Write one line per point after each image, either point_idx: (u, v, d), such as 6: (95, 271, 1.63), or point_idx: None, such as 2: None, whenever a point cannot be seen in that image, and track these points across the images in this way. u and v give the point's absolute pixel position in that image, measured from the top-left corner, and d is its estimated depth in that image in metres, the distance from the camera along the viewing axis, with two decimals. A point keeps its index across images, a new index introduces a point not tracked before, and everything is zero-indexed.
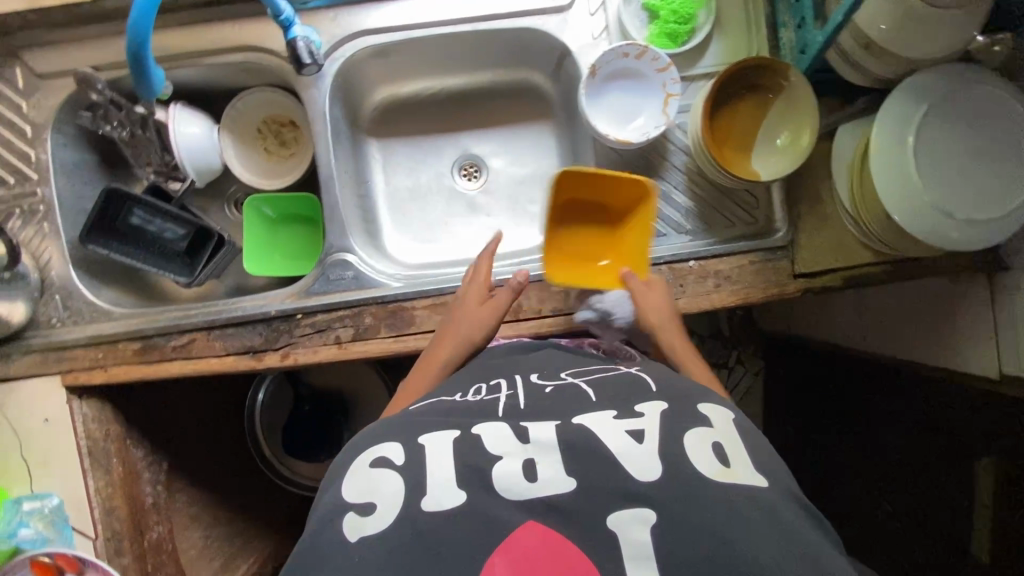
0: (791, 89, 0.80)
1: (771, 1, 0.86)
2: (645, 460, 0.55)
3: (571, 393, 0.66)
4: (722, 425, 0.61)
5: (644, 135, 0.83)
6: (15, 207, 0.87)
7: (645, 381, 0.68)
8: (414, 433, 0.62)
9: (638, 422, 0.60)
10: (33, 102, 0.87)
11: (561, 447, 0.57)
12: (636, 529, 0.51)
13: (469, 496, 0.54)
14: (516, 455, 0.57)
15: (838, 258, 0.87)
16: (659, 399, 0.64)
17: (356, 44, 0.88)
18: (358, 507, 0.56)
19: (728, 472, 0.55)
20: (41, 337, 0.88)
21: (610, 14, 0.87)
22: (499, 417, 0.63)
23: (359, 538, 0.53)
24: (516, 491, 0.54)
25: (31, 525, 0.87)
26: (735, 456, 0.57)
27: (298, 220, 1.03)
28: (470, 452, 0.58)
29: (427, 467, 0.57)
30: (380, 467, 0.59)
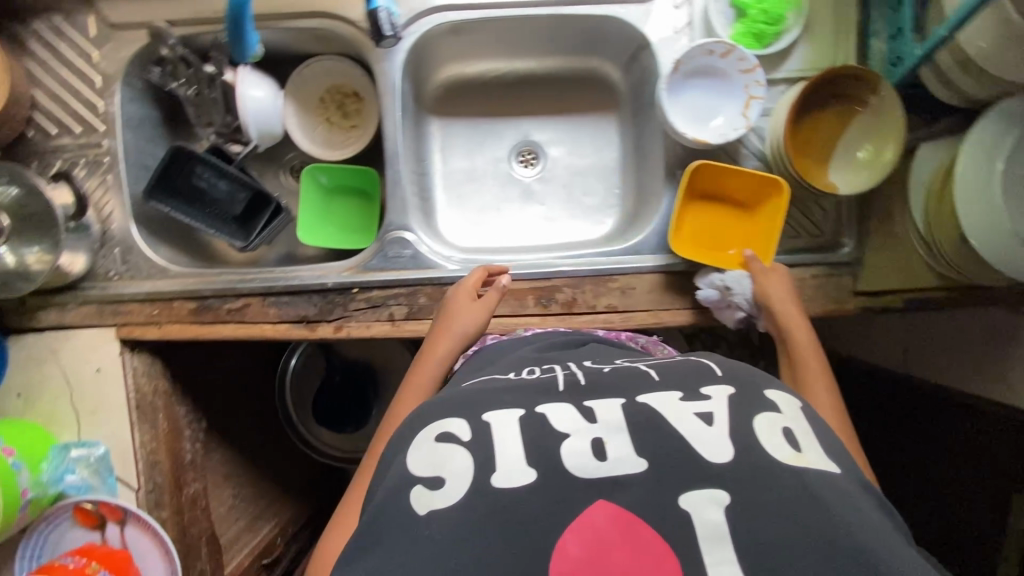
0: (880, 101, 0.78)
1: (863, 9, 0.83)
2: (714, 441, 0.53)
3: (630, 374, 0.63)
4: (793, 411, 0.58)
5: (722, 135, 0.80)
6: (81, 157, 0.87)
7: (707, 367, 0.63)
8: (478, 407, 0.58)
9: (707, 404, 0.57)
10: (104, 53, 0.86)
11: (629, 428, 0.55)
12: (712, 510, 0.49)
13: (541, 474, 0.52)
14: (582, 434, 0.55)
15: (902, 278, 0.86)
16: (727, 383, 0.60)
17: (434, 20, 0.86)
18: (426, 481, 0.54)
19: (800, 458, 0.53)
20: (98, 289, 0.88)
21: (695, 9, 0.85)
22: (560, 395, 0.60)
23: (429, 512, 0.51)
24: (587, 470, 0.52)
25: (77, 472, 0.88)
26: (806, 441, 0.55)
27: (355, 192, 1.01)
28: (540, 435, 0.55)
29: (497, 446, 0.54)
30: (447, 442, 0.56)
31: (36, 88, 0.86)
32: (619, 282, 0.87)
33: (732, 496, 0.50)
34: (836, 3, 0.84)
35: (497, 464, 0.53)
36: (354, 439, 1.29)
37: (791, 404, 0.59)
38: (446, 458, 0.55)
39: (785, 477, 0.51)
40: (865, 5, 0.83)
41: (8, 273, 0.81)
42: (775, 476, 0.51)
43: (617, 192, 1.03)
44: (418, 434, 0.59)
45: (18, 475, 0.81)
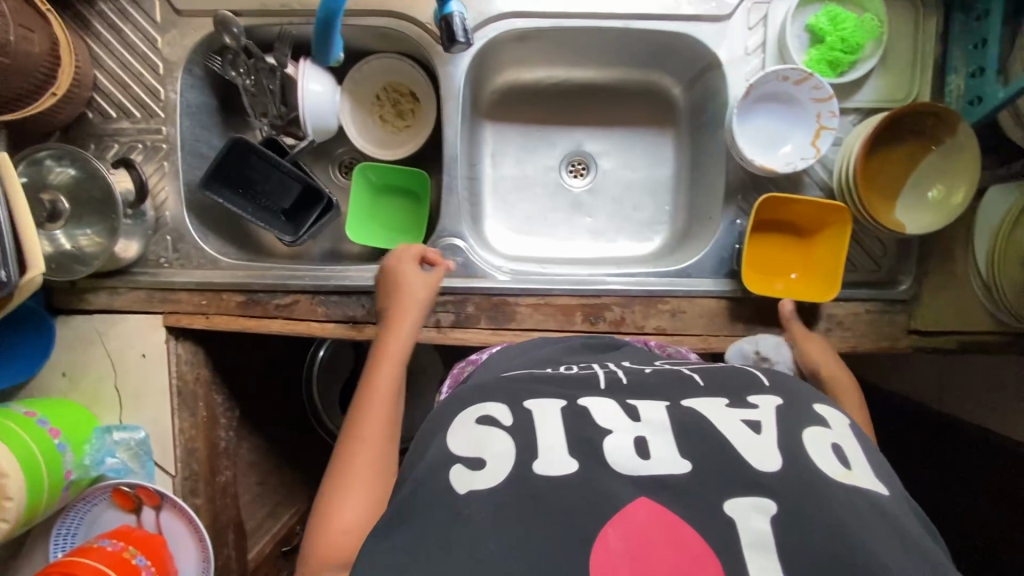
0: (956, 143, 0.76)
1: (944, 44, 0.81)
2: (763, 449, 0.52)
3: (674, 377, 0.62)
4: (844, 428, 0.56)
5: (790, 165, 0.79)
6: (139, 142, 0.86)
7: (756, 376, 0.62)
8: (518, 395, 0.59)
9: (755, 411, 0.56)
10: (169, 38, 0.86)
11: (675, 429, 0.54)
12: (758, 518, 0.48)
13: (583, 467, 0.52)
14: (626, 431, 0.55)
15: (958, 320, 0.85)
16: (776, 394, 0.59)
17: (503, 26, 0.85)
18: (467, 460, 0.54)
19: (850, 475, 0.51)
20: (148, 275, 0.88)
21: (770, 32, 0.83)
22: (601, 391, 0.60)
23: (469, 492, 0.51)
24: (630, 467, 0.52)
25: (117, 455, 0.88)
26: (855, 457, 0.53)
27: (398, 194, 0.99)
28: (584, 424, 0.55)
29: (539, 435, 0.54)
30: (486, 425, 0.56)
31: (98, 68, 0.85)
32: (670, 304, 0.86)
33: (776, 502, 0.48)
34: (916, 35, 0.82)
35: (540, 451, 0.53)
36: None
37: (843, 422, 0.57)
38: (485, 437, 0.55)
39: (835, 490, 0.49)
40: (945, 38, 0.81)
41: (63, 255, 0.81)
42: (824, 489, 0.49)
43: (666, 209, 1.01)
44: (456, 415, 0.59)
45: (64, 456, 0.82)
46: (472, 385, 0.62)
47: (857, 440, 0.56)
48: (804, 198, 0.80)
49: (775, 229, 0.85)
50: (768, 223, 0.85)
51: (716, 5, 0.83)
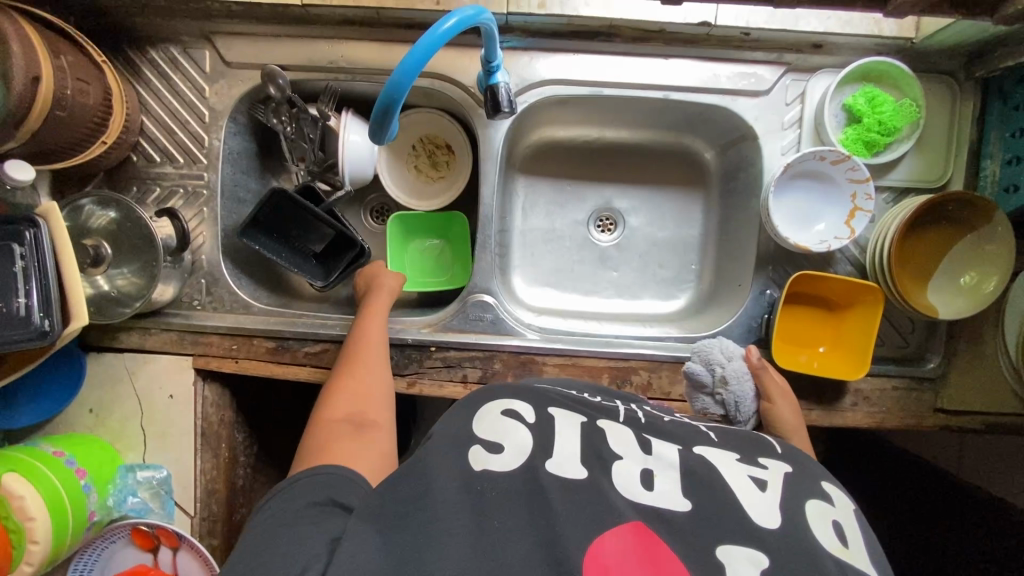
0: (990, 231, 0.77)
1: (979, 131, 0.82)
2: (767, 506, 0.51)
3: (688, 430, 0.63)
4: (848, 510, 0.55)
5: (822, 243, 0.81)
6: (180, 186, 0.88)
7: (768, 442, 0.63)
8: (543, 400, 0.63)
9: (762, 472, 0.56)
10: (217, 88, 0.88)
11: (681, 468, 0.55)
12: (748, 566, 0.46)
13: (590, 476, 0.53)
14: (635, 460, 0.56)
15: (987, 402, 0.85)
16: (785, 462, 0.59)
17: (544, 91, 0.86)
18: (486, 444, 0.57)
19: (847, 553, 0.49)
20: (181, 317, 0.89)
21: (808, 109, 0.84)
22: (620, 422, 0.63)
23: (484, 469, 0.54)
24: (633, 492, 0.52)
25: (138, 494, 0.88)
26: (853, 537, 0.52)
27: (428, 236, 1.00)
28: (596, 439, 0.58)
29: (557, 440, 0.57)
30: (512, 419, 0.59)
31: (145, 114, 0.87)
32: None
33: (769, 556, 0.47)
34: (951, 121, 0.83)
35: (555, 452, 0.55)
36: None
37: (846, 504, 0.56)
38: (507, 430, 0.58)
39: (829, 563, 0.47)
40: (981, 124, 0.82)
41: (102, 297, 0.83)
42: (817, 559, 0.47)
43: (693, 269, 1.02)
44: (479, 408, 0.62)
45: (88, 497, 0.82)
46: (501, 386, 0.66)
47: (859, 523, 0.54)
48: (837, 277, 0.81)
49: (804, 301, 0.86)
50: (798, 296, 0.85)
51: (755, 81, 0.84)
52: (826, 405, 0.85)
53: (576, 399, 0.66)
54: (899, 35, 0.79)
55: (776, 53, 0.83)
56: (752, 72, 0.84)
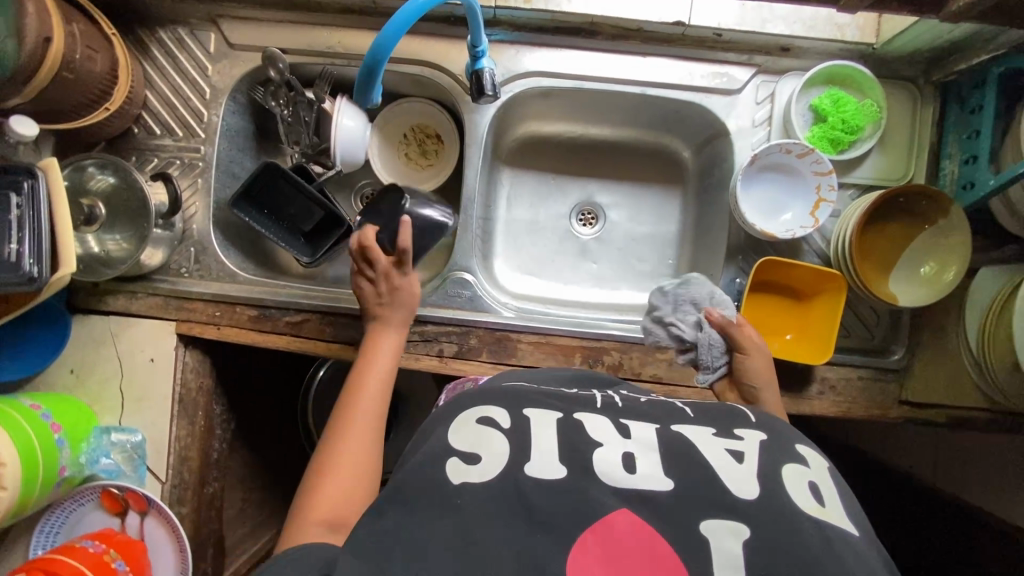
0: (947, 224, 0.80)
1: (939, 132, 0.87)
2: (744, 475, 0.52)
3: (666, 408, 0.64)
4: (823, 469, 0.56)
5: (788, 232, 0.84)
6: (177, 158, 0.92)
7: (743, 412, 0.63)
8: (520, 402, 0.62)
9: (739, 444, 0.57)
10: (219, 68, 0.93)
11: (662, 449, 0.55)
12: (729, 540, 0.48)
13: (571, 474, 0.53)
14: (615, 446, 0.56)
15: (950, 394, 0.86)
16: (760, 430, 0.59)
17: (528, 83, 0.91)
18: (464, 456, 0.55)
19: (823, 512, 0.51)
20: (168, 283, 0.92)
21: (777, 107, 0.89)
22: (596, 408, 0.63)
23: (462, 482, 0.53)
24: (614, 477, 0.53)
25: (111, 456, 0.89)
26: (829, 497, 0.53)
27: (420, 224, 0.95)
28: (577, 438, 0.57)
29: (533, 437, 0.56)
30: (486, 425, 0.58)
31: (149, 89, 0.92)
32: (666, 354, 0.88)
33: (750, 527, 0.48)
34: (913, 122, 0.87)
35: (533, 455, 0.55)
36: None
37: (820, 462, 0.57)
38: (484, 438, 0.57)
39: (802, 524, 0.49)
40: (941, 128, 0.87)
41: (92, 258, 0.86)
42: (794, 523, 0.49)
43: (669, 263, 1.05)
44: (458, 416, 0.61)
45: (61, 452, 0.83)
46: (476, 392, 0.66)
47: (834, 481, 0.55)
48: (798, 263, 0.83)
49: (770, 288, 0.88)
50: (764, 283, 0.88)
51: (727, 81, 0.89)
52: (792, 392, 0.87)
53: (554, 393, 0.66)
54: (861, 40, 0.84)
55: (747, 55, 0.88)
56: (724, 72, 0.89)
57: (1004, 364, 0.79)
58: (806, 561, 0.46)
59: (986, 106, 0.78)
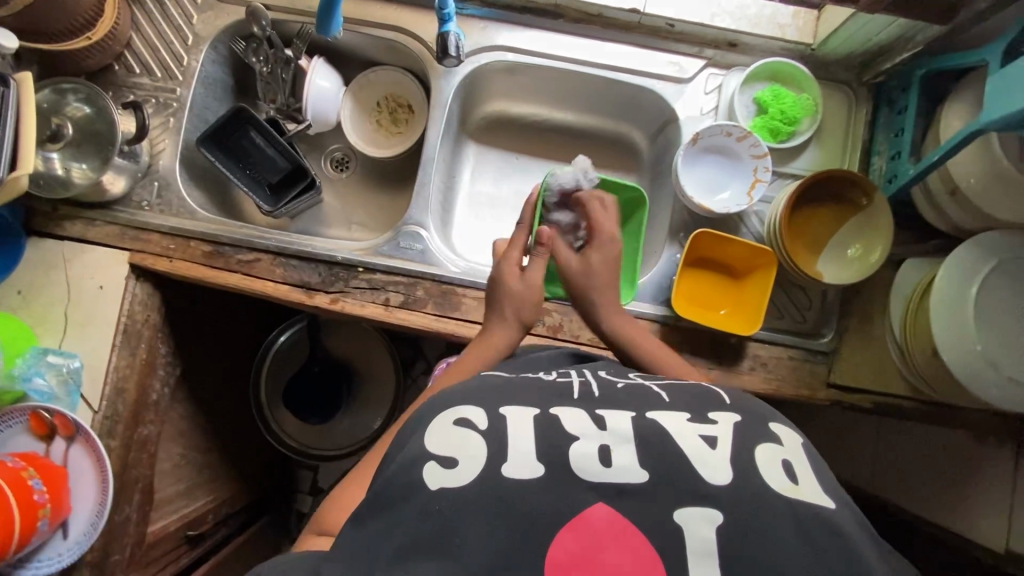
0: (872, 209, 0.85)
1: (872, 129, 0.92)
2: (717, 461, 0.51)
3: (642, 393, 0.60)
4: (797, 447, 0.55)
5: (725, 208, 0.89)
6: (153, 97, 0.96)
7: (718, 394, 0.60)
8: (498, 399, 0.57)
9: (714, 428, 0.55)
10: (203, 17, 0.98)
11: (637, 440, 0.53)
12: (703, 527, 0.48)
13: (547, 473, 0.50)
14: (591, 438, 0.53)
15: (874, 380, 0.90)
16: (734, 412, 0.57)
17: (494, 56, 0.97)
18: (440, 459, 0.52)
19: (797, 491, 0.51)
20: (127, 213, 0.94)
21: (723, 96, 0.94)
22: (573, 400, 0.58)
23: (440, 488, 0.50)
24: (591, 473, 0.51)
25: (46, 378, 0.88)
26: (803, 473, 0.52)
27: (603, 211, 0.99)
28: (553, 431, 0.53)
29: (510, 440, 0.53)
30: (462, 427, 0.54)
31: (135, 31, 0.96)
32: None
33: (725, 514, 0.48)
34: (848, 120, 0.93)
35: (509, 455, 0.52)
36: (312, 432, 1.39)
37: (793, 438, 0.56)
38: (460, 439, 0.53)
39: (741, 486, 0.50)
40: (873, 126, 0.92)
41: (53, 177, 0.88)
42: (751, 496, 0.49)
43: None
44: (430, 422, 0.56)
45: None
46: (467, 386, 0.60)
47: (809, 457, 0.55)
48: (724, 236, 0.88)
49: (704, 263, 0.93)
50: (699, 258, 0.93)
51: (678, 69, 0.95)
52: (727, 367, 0.89)
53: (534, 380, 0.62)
54: (799, 39, 0.92)
55: (697, 47, 0.94)
56: (677, 61, 0.95)
57: (924, 350, 0.83)
58: (768, 546, 0.47)
59: (909, 106, 0.85)
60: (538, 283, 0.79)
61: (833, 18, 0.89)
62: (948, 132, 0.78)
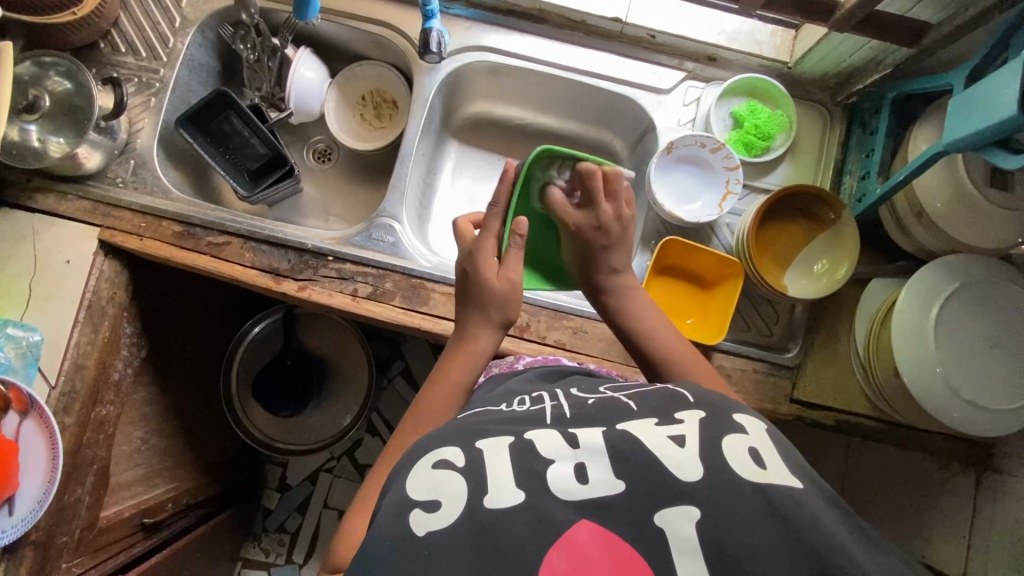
0: (839, 225, 0.86)
1: (844, 149, 0.94)
2: (686, 458, 0.50)
3: (612, 405, 0.59)
4: (762, 434, 0.54)
5: (695, 218, 0.89)
6: (136, 77, 0.96)
7: (682, 393, 0.60)
8: (473, 435, 0.56)
9: (680, 427, 0.54)
10: (192, 2, 0.98)
11: (610, 451, 0.52)
12: (683, 524, 0.47)
13: (529, 497, 0.50)
14: (566, 459, 0.53)
15: (837, 398, 0.90)
16: (699, 408, 0.57)
17: (477, 56, 0.98)
18: (423, 504, 0.51)
19: (765, 475, 0.49)
20: (100, 189, 0.94)
21: (700, 110, 0.95)
22: (546, 423, 0.58)
23: (427, 532, 0.49)
24: (569, 491, 0.50)
25: (3, 350, 0.88)
26: (770, 457, 0.51)
27: None
28: (530, 459, 0.53)
29: (490, 473, 0.52)
30: (443, 468, 0.53)
31: (122, 11, 0.97)
32: (573, 322, 0.91)
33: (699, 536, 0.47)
34: (821, 139, 0.94)
35: (490, 485, 0.51)
36: (280, 425, 1.37)
37: (757, 426, 0.55)
38: (440, 480, 0.52)
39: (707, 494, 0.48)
40: (846, 147, 0.94)
41: (27, 148, 0.87)
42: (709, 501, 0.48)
43: None
44: (409, 464, 0.55)
45: None
46: (442, 427, 0.59)
47: (774, 443, 0.54)
48: (700, 246, 0.89)
49: (673, 272, 0.94)
50: (667, 266, 0.93)
51: (658, 79, 0.96)
52: None
53: (501, 415, 0.61)
54: (776, 57, 0.94)
55: (677, 59, 0.96)
56: (657, 72, 0.96)
57: (886, 370, 0.83)
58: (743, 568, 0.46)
59: (880, 128, 0.86)
60: (519, 278, 0.72)
61: (809, 38, 0.91)
62: (914, 152, 0.80)
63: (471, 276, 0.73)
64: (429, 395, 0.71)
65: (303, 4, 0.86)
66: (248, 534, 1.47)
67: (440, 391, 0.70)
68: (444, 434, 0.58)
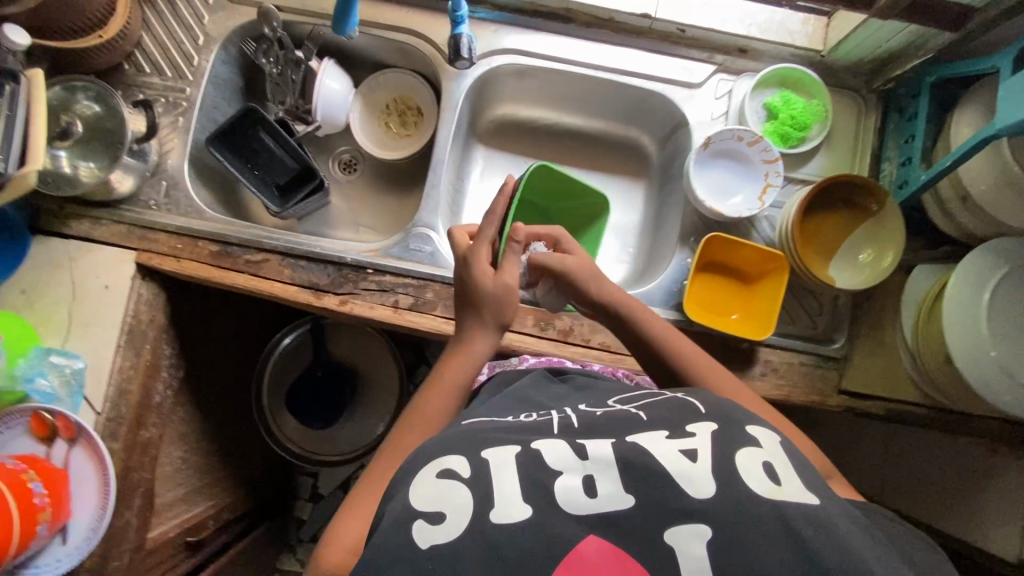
0: (881, 214, 0.86)
1: (881, 135, 0.93)
2: (698, 474, 0.50)
3: (620, 417, 0.58)
4: (776, 449, 0.54)
5: (737, 212, 0.88)
6: (163, 96, 0.96)
7: (692, 404, 0.59)
8: (477, 442, 0.54)
9: (692, 441, 0.53)
10: (215, 18, 0.97)
11: (619, 464, 0.51)
12: (694, 544, 0.47)
13: (536, 512, 0.48)
14: (573, 473, 0.51)
15: (886, 387, 0.88)
16: (709, 420, 0.56)
17: (505, 59, 0.97)
18: (427, 515, 0.49)
19: (779, 491, 0.49)
20: (134, 213, 0.94)
21: (734, 102, 0.94)
22: (555, 433, 0.56)
23: (430, 546, 0.47)
24: (577, 505, 0.49)
25: (48, 378, 0.86)
26: (783, 473, 0.52)
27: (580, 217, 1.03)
28: (539, 469, 0.51)
29: (497, 486, 0.50)
30: (448, 480, 0.51)
31: (146, 31, 0.96)
32: None
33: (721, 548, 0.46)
34: (858, 126, 0.94)
35: (496, 500, 0.49)
36: (314, 437, 1.36)
37: (770, 439, 0.55)
38: (445, 493, 0.50)
39: (760, 507, 0.48)
40: (883, 133, 0.93)
41: (59, 176, 0.87)
42: (751, 509, 0.48)
43: (629, 250, 1.06)
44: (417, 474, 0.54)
45: None
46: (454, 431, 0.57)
47: (788, 457, 0.54)
48: (739, 241, 0.88)
49: (712, 268, 0.93)
50: (707, 262, 0.92)
51: (690, 74, 0.95)
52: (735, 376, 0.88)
53: (509, 424, 0.59)
54: (809, 45, 0.93)
55: (708, 52, 0.95)
56: (689, 67, 0.95)
57: (937, 357, 0.80)
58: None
59: (919, 113, 0.85)
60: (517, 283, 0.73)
61: (844, 25, 0.90)
62: (958, 137, 0.79)
63: (467, 281, 0.74)
64: (429, 398, 0.69)
65: (341, 20, 0.85)
66: (283, 545, 1.47)
67: (438, 393, 0.69)
68: (445, 443, 0.55)
